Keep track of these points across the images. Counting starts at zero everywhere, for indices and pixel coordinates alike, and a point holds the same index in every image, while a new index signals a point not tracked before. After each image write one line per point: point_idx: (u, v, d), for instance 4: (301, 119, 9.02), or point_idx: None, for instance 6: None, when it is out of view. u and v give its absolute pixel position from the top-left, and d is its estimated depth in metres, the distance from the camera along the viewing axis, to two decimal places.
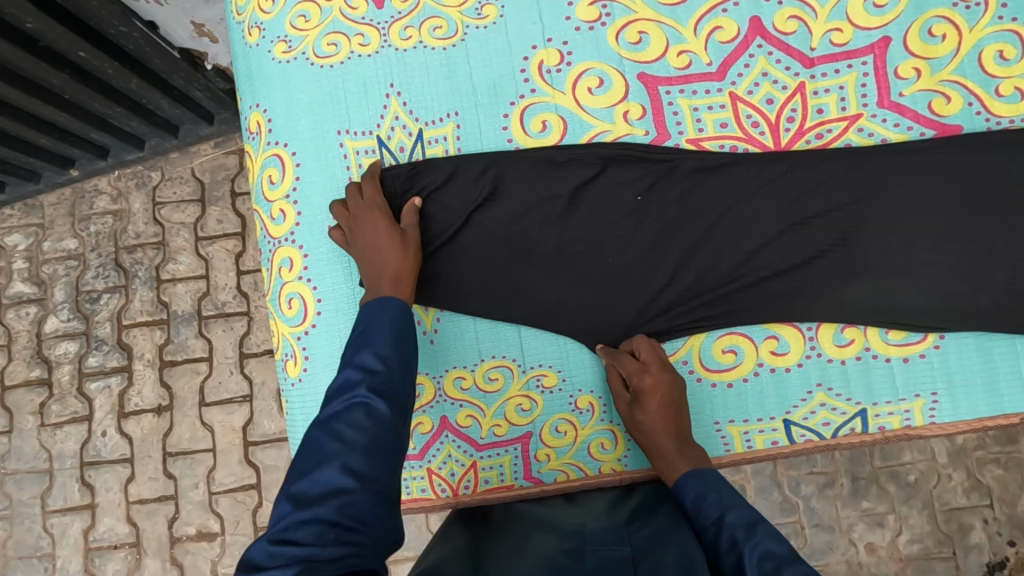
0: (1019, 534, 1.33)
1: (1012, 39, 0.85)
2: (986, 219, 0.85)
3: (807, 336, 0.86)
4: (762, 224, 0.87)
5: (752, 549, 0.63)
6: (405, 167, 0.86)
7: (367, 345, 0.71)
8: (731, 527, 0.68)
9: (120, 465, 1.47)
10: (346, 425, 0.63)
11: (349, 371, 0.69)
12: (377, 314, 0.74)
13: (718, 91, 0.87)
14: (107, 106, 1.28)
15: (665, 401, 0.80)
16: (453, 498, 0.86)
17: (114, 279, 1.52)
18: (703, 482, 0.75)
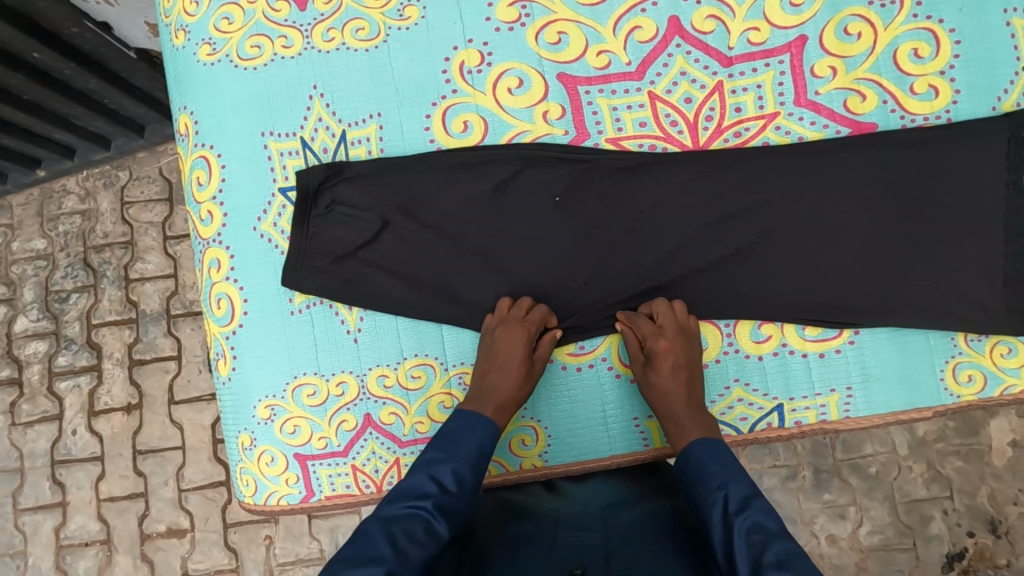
0: (980, 525, 1.32)
1: (927, 37, 0.86)
2: (905, 215, 0.85)
3: (725, 333, 0.87)
4: (680, 223, 0.86)
5: (744, 524, 0.65)
6: (323, 168, 0.87)
7: (449, 458, 0.74)
8: (729, 496, 0.68)
9: (91, 464, 1.48)
10: (404, 533, 0.65)
11: (424, 480, 0.72)
12: (464, 432, 0.77)
13: (637, 91, 0.88)
14: (68, 106, 1.28)
15: (678, 363, 0.82)
16: (378, 493, 0.88)
17: (83, 279, 1.53)
18: (714, 455, 0.74)
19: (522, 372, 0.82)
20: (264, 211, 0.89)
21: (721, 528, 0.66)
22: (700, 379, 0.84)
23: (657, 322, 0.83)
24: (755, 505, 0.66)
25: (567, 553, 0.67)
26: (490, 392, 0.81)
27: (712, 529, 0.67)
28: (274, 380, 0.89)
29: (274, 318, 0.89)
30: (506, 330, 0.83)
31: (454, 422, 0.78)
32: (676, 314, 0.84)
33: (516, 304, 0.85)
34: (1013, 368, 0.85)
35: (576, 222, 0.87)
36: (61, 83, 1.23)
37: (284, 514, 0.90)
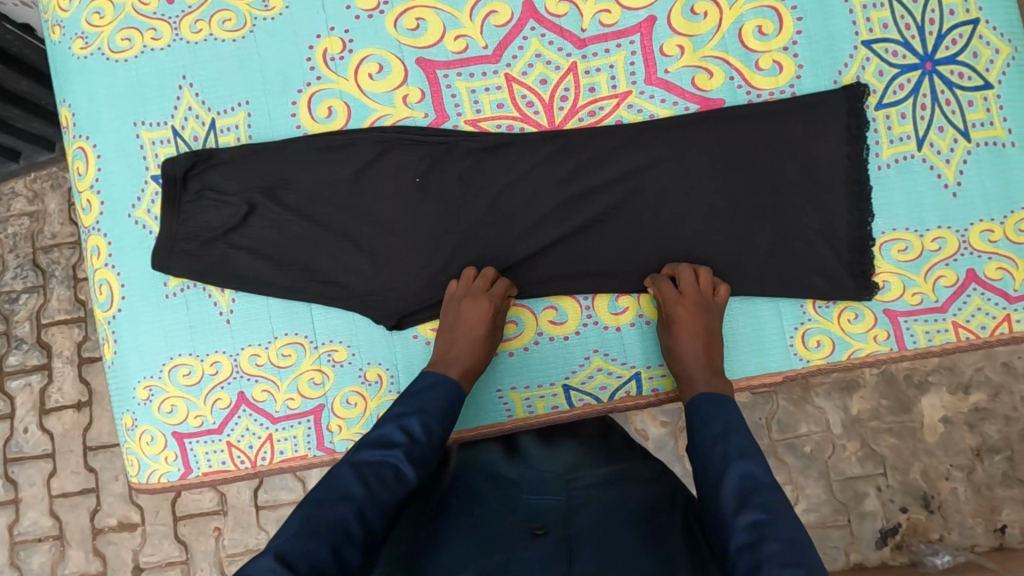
0: (912, 501, 1.27)
1: (770, 14, 0.89)
2: (750, 189, 0.88)
3: (584, 305, 0.90)
4: (537, 201, 0.90)
5: (741, 469, 0.66)
6: (188, 155, 0.90)
7: (418, 411, 0.74)
8: (729, 446, 0.69)
9: (43, 461, 1.40)
10: (374, 478, 0.66)
11: (394, 428, 0.71)
12: (433, 387, 0.78)
13: (493, 74, 0.91)
14: (3, 109, 1.17)
15: (693, 328, 0.83)
16: (253, 468, 0.91)
17: (32, 279, 1.41)
18: (716, 407, 0.75)
19: (486, 339, 0.85)
20: (137, 198, 0.92)
21: (716, 467, 0.67)
22: (719, 342, 0.85)
23: (680, 289, 0.85)
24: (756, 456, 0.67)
25: (529, 514, 0.69)
26: (450, 359, 0.83)
27: (707, 468, 0.68)
28: (150, 362, 0.92)
29: (150, 301, 0.92)
30: (471, 303, 0.85)
31: (421, 380, 0.79)
32: (700, 282, 0.85)
33: (482, 275, 0.87)
34: (860, 332, 0.88)
35: (447, 204, 0.91)
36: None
37: (166, 491, 0.92)
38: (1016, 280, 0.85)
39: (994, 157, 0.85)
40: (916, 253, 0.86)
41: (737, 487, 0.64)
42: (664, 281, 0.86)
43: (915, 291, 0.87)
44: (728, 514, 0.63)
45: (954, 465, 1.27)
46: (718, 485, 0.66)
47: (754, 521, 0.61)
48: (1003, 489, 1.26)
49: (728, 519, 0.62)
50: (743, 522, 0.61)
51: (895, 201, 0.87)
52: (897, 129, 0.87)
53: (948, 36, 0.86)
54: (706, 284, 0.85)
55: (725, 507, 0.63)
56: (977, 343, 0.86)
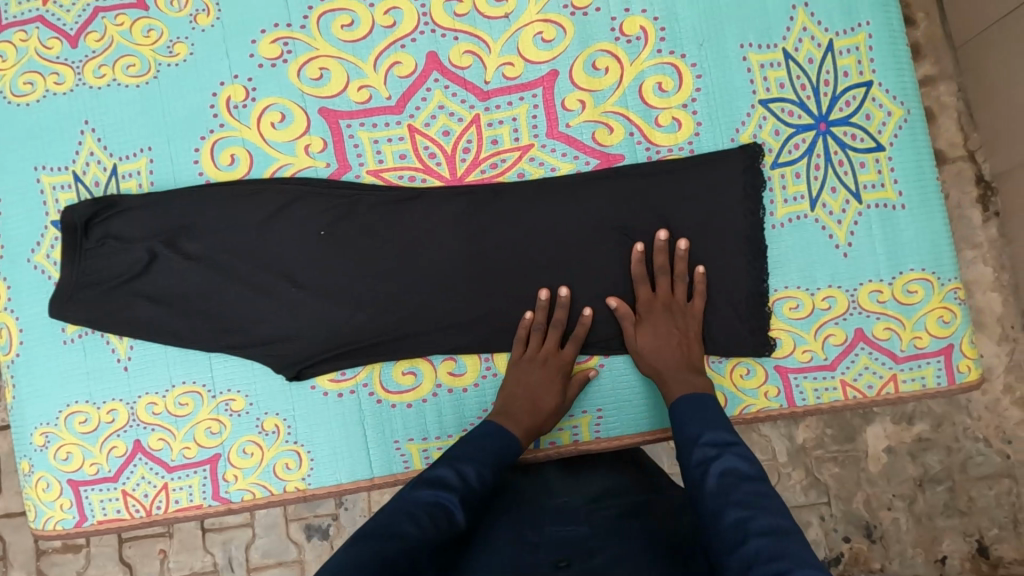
0: (855, 530, 1.18)
1: (670, 71, 0.89)
2: (652, 246, 0.88)
3: (483, 358, 0.90)
4: (440, 252, 0.90)
5: (719, 466, 0.65)
6: (90, 204, 0.89)
7: (472, 457, 0.72)
8: (705, 447, 0.68)
9: None
10: (426, 520, 0.61)
11: (449, 471, 0.68)
12: (486, 436, 0.76)
13: (396, 124, 0.91)
14: None
15: (662, 328, 0.85)
16: (147, 517, 0.90)
17: None
18: (700, 409, 0.74)
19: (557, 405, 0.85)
20: (37, 242, 0.92)
21: (697, 470, 0.66)
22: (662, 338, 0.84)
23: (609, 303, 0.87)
24: (731, 449, 0.67)
25: (550, 547, 0.64)
26: (510, 413, 0.82)
27: (687, 472, 0.67)
28: (46, 408, 0.91)
29: (47, 346, 0.91)
30: (542, 364, 0.86)
31: (479, 428, 0.78)
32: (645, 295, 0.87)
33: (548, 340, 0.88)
34: (753, 389, 0.88)
35: (350, 253, 0.90)
36: None
37: (60, 538, 0.92)
38: (903, 340, 0.86)
39: (884, 219, 0.86)
40: (807, 311, 0.87)
41: (719, 484, 0.62)
42: (640, 281, 0.87)
43: (806, 348, 0.87)
44: (711, 517, 0.60)
45: (897, 495, 1.18)
46: (701, 485, 0.64)
47: (736, 518, 0.58)
48: (943, 519, 1.17)
49: (712, 521, 0.59)
50: (726, 521, 0.58)
51: (790, 256, 0.87)
52: (792, 188, 0.87)
53: (842, 98, 0.87)
54: (682, 283, 0.86)
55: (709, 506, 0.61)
56: (865, 402, 0.87)
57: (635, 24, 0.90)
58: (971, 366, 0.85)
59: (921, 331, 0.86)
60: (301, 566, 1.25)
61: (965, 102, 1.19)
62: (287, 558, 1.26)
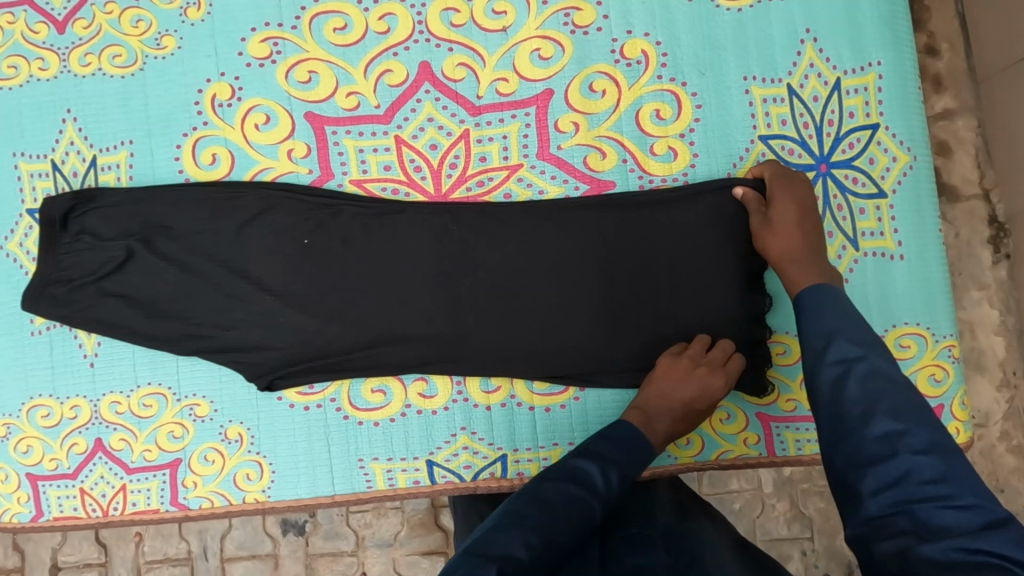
0: (836, 568, 1.11)
1: (669, 99, 0.86)
2: (638, 279, 0.85)
3: (455, 381, 0.88)
4: (421, 267, 0.86)
5: (865, 367, 0.57)
6: (70, 197, 0.86)
7: (619, 457, 0.67)
8: (844, 344, 0.60)
9: None
10: (563, 519, 0.59)
11: (595, 467, 0.64)
12: (634, 438, 0.70)
13: (383, 134, 0.88)
14: None
15: (800, 200, 0.79)
16: (103, 517, 0.89)
17: None
18: (829, 293, 0.66)
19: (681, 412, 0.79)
20: (10, 230, 0.90)
21: (832, 370, 0.59)
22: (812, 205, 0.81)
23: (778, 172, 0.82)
24: (879, 351, 0.58)
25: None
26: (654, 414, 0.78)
27: (819, 367, 0.60)
28: (10, 399, 0.90)
29: (13, 339, 0.90)
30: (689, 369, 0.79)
31: (622, 428, 0.71)
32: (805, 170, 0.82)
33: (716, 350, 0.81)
34: (731, 434, 0.85)
35: (326, 262, 0.87)
36: None
37: (15, 532, 0.90)
38: None
39: (879, 267, 0.82)
40: (794, 358, 0.85)
41: (863, 389, 0.56)
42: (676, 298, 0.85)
43: (789, 397, 0.85)
44: (853, 420, 0.55)
45: None
46: (837, 389, 0.57)
47: (886, 430, 0.52)
48: None
49: (854, 426, 0.54)
50: (875, 431, 0.53)
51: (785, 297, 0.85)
52: None
53: (845, 140, 0.83)
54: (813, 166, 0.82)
55: (849, 409, 0.55)
56: None
57: (636, 46, 0.86)
58: (960, 429, 0.82)
59: None
60: (275, 559, 1.24)
61: (983, 138, 1.14)
62: (262, 551, 1.24)
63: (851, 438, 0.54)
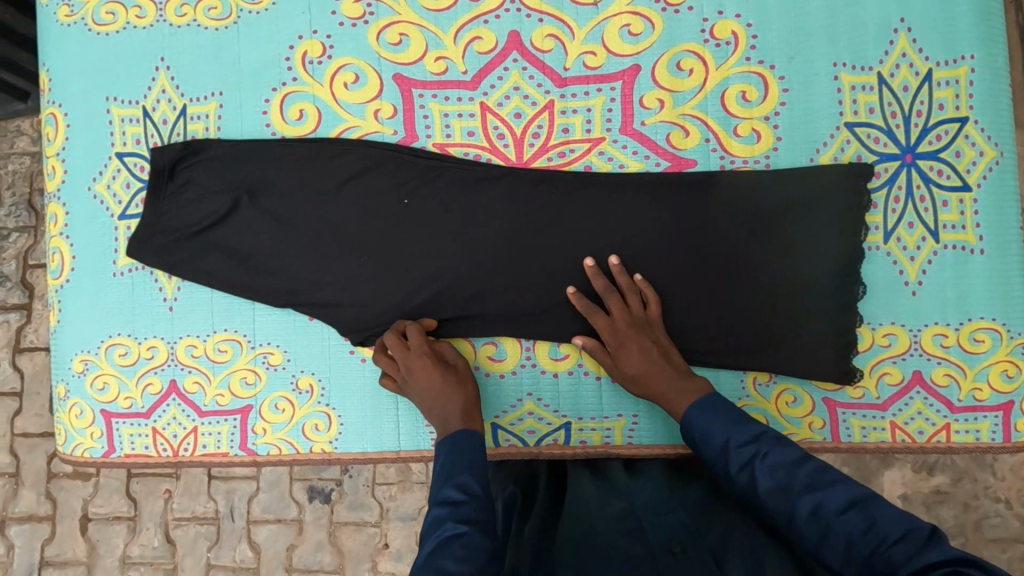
0: None
1: (756, 81, 0.86)
2: (712, 257, 0.87)
3: (524, 347, 0.90)
4: (498, 235, 0.89)
5: (765, 464, 0.67)
6: (179, 146, 0.88)
7: (449, 477, 0.69)
8: (739, 450, 0.69)
9: (8, 398, 1.43)
10: (449, 558, 0.58)
11: (435, 506, 0.65)
12: (460, 447, 0.73)
13: (469, 100, 0.89)
14: (13, 49, 1.21)
15: (631, 343, 0.82)
16: (173, 457, 0.91)
17: (25, 220, 1.42)
18: (703, 413, 0.75)
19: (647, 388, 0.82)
20: (99, 173, 0.92)
21: (743, 476, 0.68)
22: (674, 355, 0.83)
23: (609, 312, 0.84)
24: (767, 441, 0.68)
25: (661, 532, 0.68)
26: (449, 421, 0.77)
27: (734, 479, 0.69)
28: (89, 336, 0.92)
29: (97, 278, 0.92)
30: (412, 369, 0.82)
31: (445, 451, 0.73)
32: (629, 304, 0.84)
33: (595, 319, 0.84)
34: (797, 417, 0.86)
35: (408, 225, 0.89)
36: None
37: (86, 466, 0.93)
38: (961, 390, 0.83)
39: (958, 261, 0.83)
40: (865, 345, 0.85)
41: (773, 481, 0.65)
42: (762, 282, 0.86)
43: (858, 385, 0.85)
44: (784, 513, 0.63)
45: None
46: (755, 486, 0.66)
47: (810, 508, 0.61)
48: None
49: (788, 519, 0.63)
50: (802, 510, 0.62)
51: (879, 284, 0.84)
52: (868, 218, 0.85)
53: (933, 131, 0.83)
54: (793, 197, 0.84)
55: (780, 509, 0.64)
56: (913, 448, 0.84)
57: (727, 27, 0.87)
58: None
59: (982, 383, 0.83)
60: (299, 525, 1.36)
61: None
62: (287, 516, 1.36)
63: (793, 529, 0.62)
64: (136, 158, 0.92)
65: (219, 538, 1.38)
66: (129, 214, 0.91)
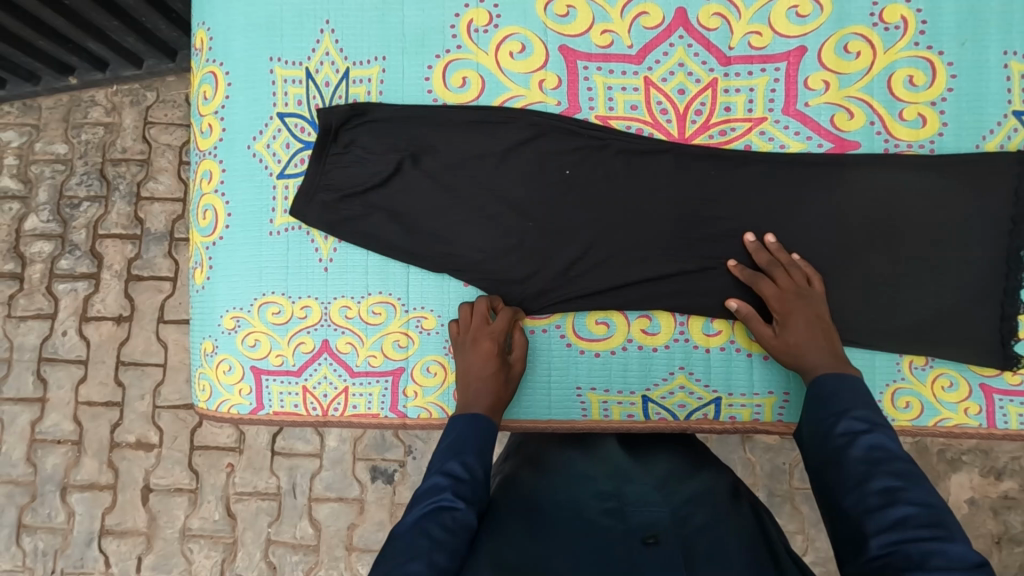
0: None
1: (924, 66, 0.87)
2: (873, 240, 0.87)
3: (678, 321, 0.90)
4: (653, 212, 0.90)
5: (869, 440, 0.67)
6: (346, 108, 0.90)
7: (455, 455, 0.72)
8: (852, 422, 0.69)
9: (75, 366, 1.46)
10: (437, 528, 0.63)
11: (437, 477, 0.69)
12: (467, 429, 0.76)
13: (634, 74, 0.90)
14: (104, 19, 1.26)
15: (796, 313, 0.82)
16: (323, 416, 0.92)
17: (96, 189, 1.48)
18: (840, 381, 0.75)
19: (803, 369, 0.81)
20: (259, 131, 0.93)
21: (840, 440, 0.68)
22: (835, 335, 0.83)
23: (775, 281, 0.84)
24: (882, 428, 0.68)
25: (640, 522, 0.68)
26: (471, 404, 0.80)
27: (831, 438, 0.70)
28: (241, 293, 0.93)
29: (252, 235, 0.93)
30: (472, 344, 0.84)
31: (449, 432, 0.76)
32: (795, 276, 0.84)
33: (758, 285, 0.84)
34: (952, 402, 0.87)
35: (569, 196, 0.90)
36: (86, 22, 1.27)
37: (232, 422, 0.94)
38: None
39: None
40: None
41: (866, 453, 0.65)
42: (923, 266, 0.86)
43: (1018, 371, 0.86)
44: (856, 479, 0.64)
45: None
46: (844, 452, 0.67)
47: (885, 486, 0.61)
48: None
49: (857, 483, 0.63)
50: (873, 487, 0.62)
51: None
52: None
53: None
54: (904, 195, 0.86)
55: (852, 478, 0.64)
56: None
57: (896, 12, 0.88)
58: None
59: None
60: (361, 504, 1.38)
61: None
62: (349, 495, 1.39)
63: (852, 490, 0.63)
64: (297, 119, 0.93)
65: (280, 513, 1.40)
66: (288, 173, 0.92)
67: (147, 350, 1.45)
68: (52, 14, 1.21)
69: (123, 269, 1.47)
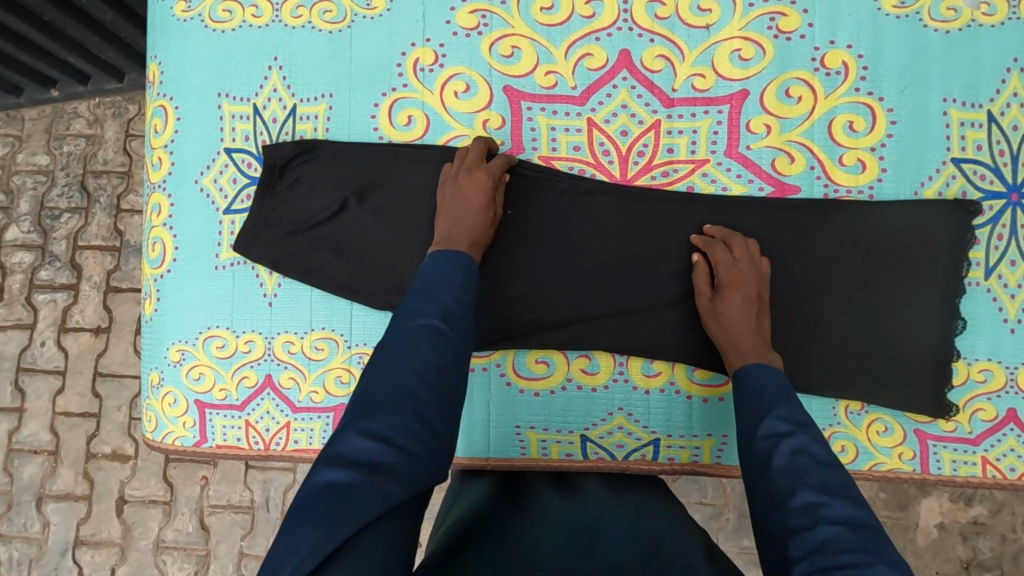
0: None
1: (864, 112, 0.87)
2: (815, 281, 0.87)
3: (618, 361, 0.90)
4: (600, 249, 0.90)
5: (793, 445, 0.66)
6: (291, 146, 0.91)
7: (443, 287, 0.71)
8: (775, 423, 0.69)
9: (53, 375, 1.47)
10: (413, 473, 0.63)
11: (425, 304, 0.69)
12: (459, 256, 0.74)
13: (577, 116, 0.91)
14: (83, 33, 1.25)
15: (739, 287, 0.83)
16: (265, 451, 0.93)
17: (77, 200, 1.49)
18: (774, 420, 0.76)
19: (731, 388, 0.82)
20: (207, 166, 0.94)
21: (766, 443, 0.68)
22: (767, 317, 0.84)
23: (730, 250, 0.85)
24: (805, 429, 0.68)
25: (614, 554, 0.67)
26: (455, 231, 0.80)
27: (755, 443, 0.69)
28: (187, 327, 0.94)
29: (198, 269, 0.94)
30: (469, 173, 0.85)
31: (441, 256, 0.75)
32: (749, 250, 0.85)
33: (710, 253, 0.86)
34: (887, 447, 0.87)
35: (516, 232, 0.91)
36: (67, 37, 1.26)
37: (176, 454, 0.94)
38: None
39: None
40: (960, 380, 0.85)
41: (789, 463, 0.65)
42: (862, 310, 0.86)
43: (952, 418, 0.86)
44: (779, 494, 0.63)
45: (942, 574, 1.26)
46: (769, 462, 0.66)
47: (808, 502, 0.61)
48: None
49: (781, 497, 0.63)
50: (797, 502, 0.61)
51: (982, 322, 0.85)
52: (971, 253, 0.85)
53: None
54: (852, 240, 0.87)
55: (779, 489, 0.63)
56: (1003, 483, 0.86)
57: (838, 57, 0.88)
58: None
59: None
60: None
61: None
62: None
63: (777, 509, 0.62)
64: (244, 154, 0.93)
65: (253, 527, 1.40)
66: (234, 209, 0.93)
67: (124, 363, 1.46)
68: (30, 29, 1.20)
69: (102, 280, 1.47)
